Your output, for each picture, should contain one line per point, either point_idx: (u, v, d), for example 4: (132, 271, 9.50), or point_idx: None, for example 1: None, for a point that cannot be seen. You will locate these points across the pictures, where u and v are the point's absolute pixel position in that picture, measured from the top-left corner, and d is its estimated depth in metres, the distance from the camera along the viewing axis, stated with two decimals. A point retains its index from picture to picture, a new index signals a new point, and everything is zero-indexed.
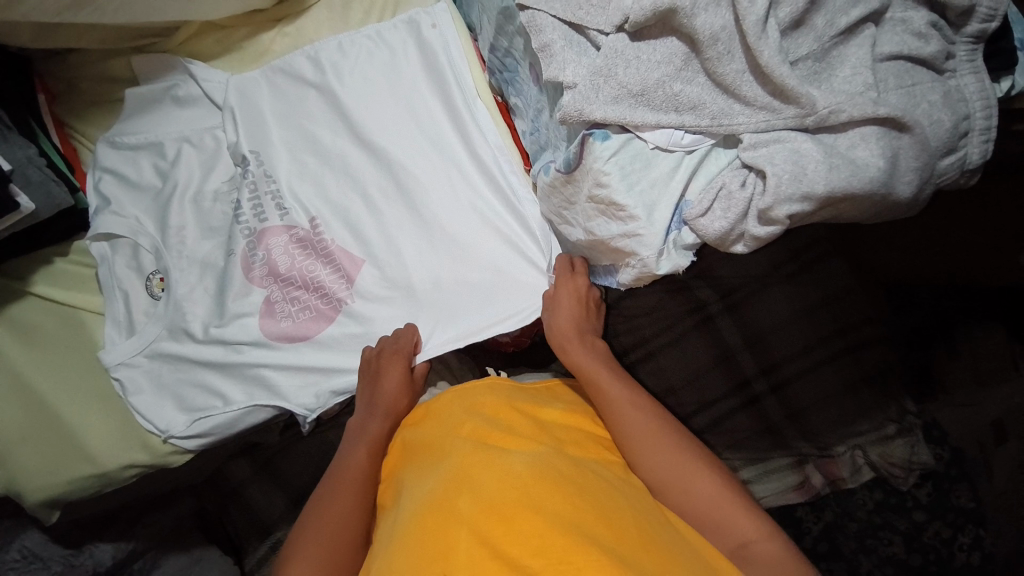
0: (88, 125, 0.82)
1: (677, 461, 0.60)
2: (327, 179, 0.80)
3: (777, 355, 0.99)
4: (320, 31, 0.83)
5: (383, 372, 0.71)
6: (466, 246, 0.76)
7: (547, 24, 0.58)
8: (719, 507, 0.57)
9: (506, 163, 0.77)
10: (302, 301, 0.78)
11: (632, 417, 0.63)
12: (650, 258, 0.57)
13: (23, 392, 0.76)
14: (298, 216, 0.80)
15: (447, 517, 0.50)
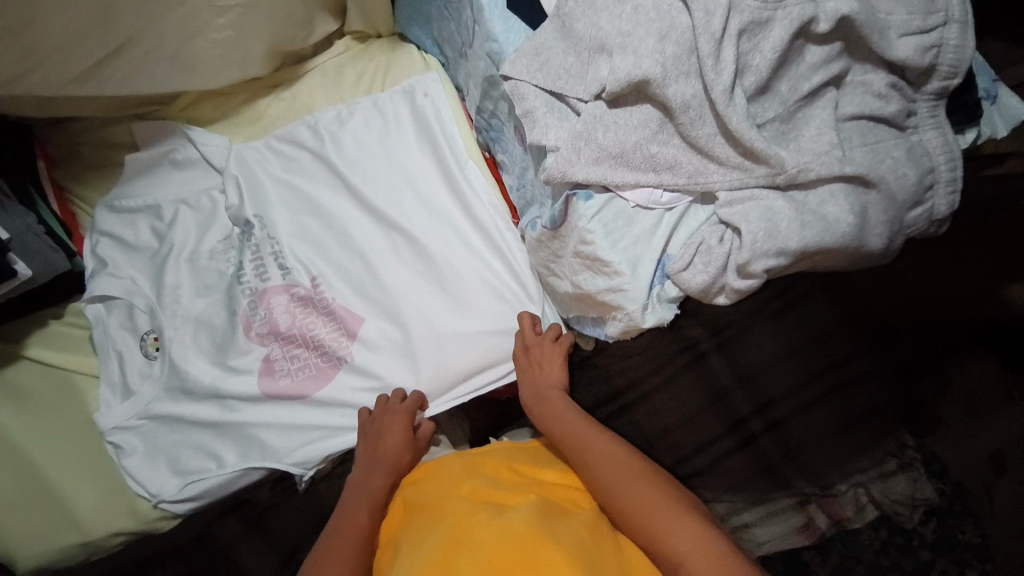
0: (87, 190, 0.85)
1: (657, 507, 0.61)
2: (327, 239, 0.85)
3: (771, 393, 0.95)
4: (315, 96, 0.87)
5: (386, 430, 0.74)
6: (465, 303, 0.81)
7: (530, 92, 0.60)
8: (703, 552, 0.56)
9: (499, 215, 0.82)
10: (303, 358, 0.82)
11: (610, 466, 0.65)
12: (636, 311, 0.59)
13: (14, 458, 0.75)
14: (299, 276, 0.84)
15: None
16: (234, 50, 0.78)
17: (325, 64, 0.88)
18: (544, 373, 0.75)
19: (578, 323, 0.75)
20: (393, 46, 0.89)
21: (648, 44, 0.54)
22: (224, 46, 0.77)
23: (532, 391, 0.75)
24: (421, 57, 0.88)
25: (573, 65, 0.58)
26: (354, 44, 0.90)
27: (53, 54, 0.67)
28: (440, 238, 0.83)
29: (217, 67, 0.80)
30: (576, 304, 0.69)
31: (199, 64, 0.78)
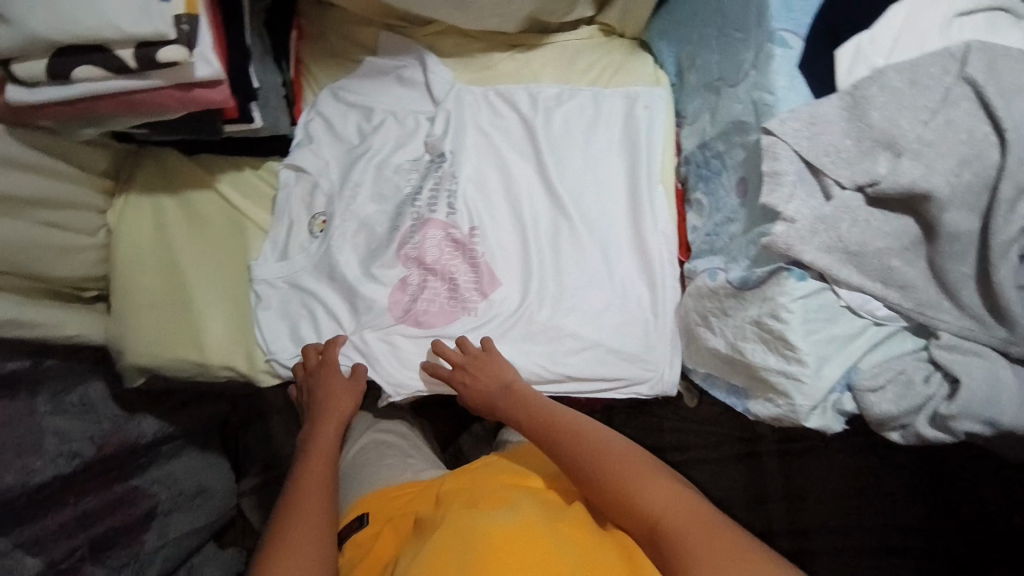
0: (320, 72, 0.90)
1: (635, 478, 0.64)
2: (497, 199, 0.88)
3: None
4: (545, 68, 0.88)
5: (326, 387, 0.80)
6: (604, 309, 0.85)
7: (786, 155, 0.57)
8: (677, 508, 0.61)
9: (667, 249, 0.85)
10: (433, 291, 0.85)
11: (594, 446, 0.69)
12: (802, 409, 0.57)
13: (170, 268, 0.82)
14: (461, 220, 0.86)
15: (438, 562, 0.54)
16: (505, 6, 0.80)
17: (565, 42, 0.88)
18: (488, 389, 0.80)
19: (704, 380, 0.78)
20: (631, 50, 0.88)
21: (946, 163, 0.51)
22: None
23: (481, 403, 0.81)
24: (654, 69, 0.86)
25: (848, 149, 0.55)
26: (598, 34, 0.89)
27: None
28: (600, 249, 0.86)
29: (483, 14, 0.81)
30: (715, 361, 0.72)
31: (470, 5, 0.79)
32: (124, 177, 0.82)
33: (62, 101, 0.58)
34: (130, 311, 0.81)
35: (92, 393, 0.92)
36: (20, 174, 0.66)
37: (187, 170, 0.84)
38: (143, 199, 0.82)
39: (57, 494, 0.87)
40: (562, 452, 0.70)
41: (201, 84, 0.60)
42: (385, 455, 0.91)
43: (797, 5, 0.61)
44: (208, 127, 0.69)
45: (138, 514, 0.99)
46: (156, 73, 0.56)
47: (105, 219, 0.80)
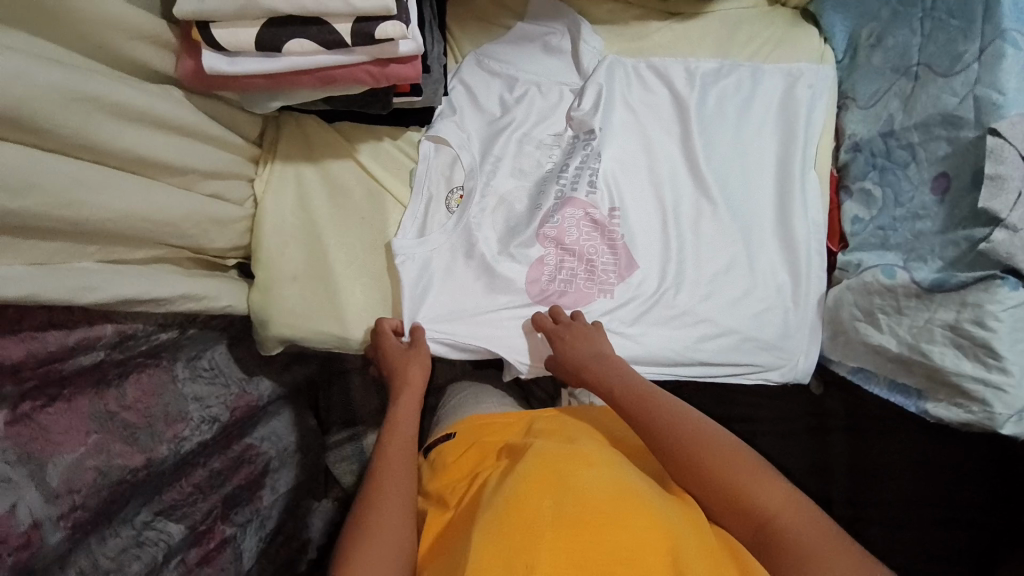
0: (463, 37, 0.88)
1: (742, 474, 0.58)
2: (638, 177, 0.82)
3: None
4: (704, 39, 0.84)
5: (399, 368, 0.77)
6: (745, 291, 0.79)
7: (1013, 159, 0.58)
8: (786, 507, 0.55)
9: (816, 238, 0.79)
10: (570, 269, 0.80)
11: (686, 431, 0.62)
12: (1002, 415, 0.58)
13: (312, 239, 0.81)
14: (600, 200, 0.80)
15: (527, 522, 0.49)
16: None
17: (728, 11, 0.85)
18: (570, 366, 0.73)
19: (856, 375, 0.76)
20: (793, 24, 0.84)
21: None
22: None
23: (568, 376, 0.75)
24: (821, 44, 0.82)
25: None
26: (761, 4, 0.86)
27: None
28: (741, 231, 0.80)
29: None
30: (873, 358, 0.71)
31: None
32: (268, 146, 0.81)
33: (258, 74, 0.54)
34: (272, 281, 0.79)
35: (218, 357, 0.85)
36: (195, 143, 0.60)
37: (328, 138, 0.82)
38: (286, 169, 0.81)
39: (192, 458, 0.81)
40: (658, 427, 0.63)
41: (398, 58, 0.57)
42: (461, 410, 0.86)
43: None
44: (380, 101, 0.66)
45: (255, 472, 0.93)
46: (365, 46, 0.53)
47: (252, 188, 0.79)
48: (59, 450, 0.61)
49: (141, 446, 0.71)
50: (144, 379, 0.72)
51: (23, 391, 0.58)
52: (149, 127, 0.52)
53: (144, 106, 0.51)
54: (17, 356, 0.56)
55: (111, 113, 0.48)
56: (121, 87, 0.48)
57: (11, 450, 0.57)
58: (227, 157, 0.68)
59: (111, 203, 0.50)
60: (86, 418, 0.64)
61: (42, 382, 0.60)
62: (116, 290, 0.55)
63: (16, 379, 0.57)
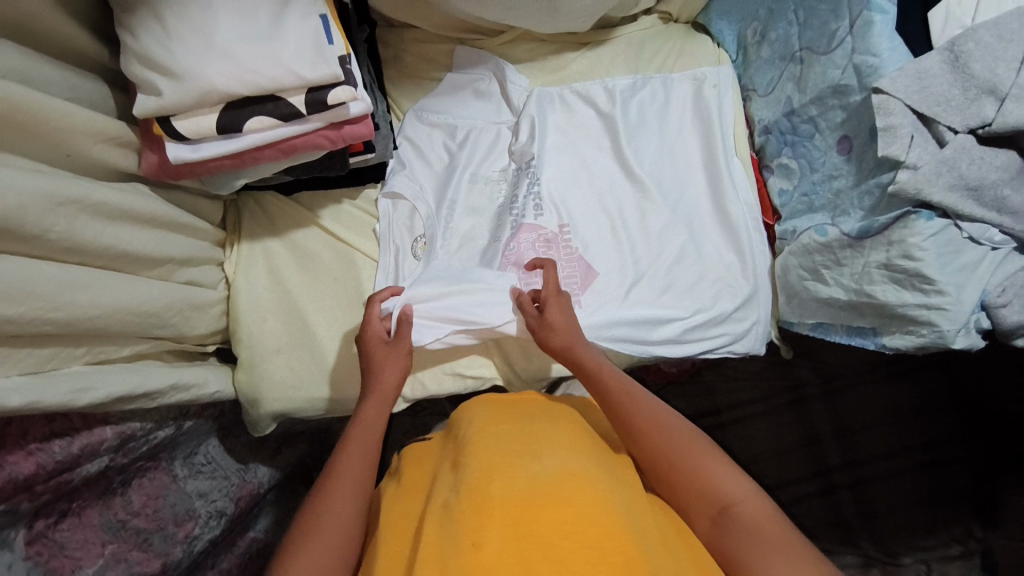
0: (402, 96, 0.93)
1: (707, 462, 0.62)
2: (588, 198, 0.88)
3: (863, 452, 1.09)
4: (617, 63, 0.92)
5: (375, 363, 0.74)
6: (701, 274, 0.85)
7: (899, 109, 0.64)
8: (750, 497, 0.59)
9: (752, 216, 0.86)
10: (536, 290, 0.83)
11: (658, 422, 0.66)
12: (949, 332, 0.65)
13: (290, 310, 0.83)
14: (549, 219, 0.85)
15: (479, 502, 0.51)
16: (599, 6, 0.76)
17: (631, 34, 0.93)
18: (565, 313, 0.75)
19: (815, 330, 0.82)
20: (688, 35, 0.94)
21: None
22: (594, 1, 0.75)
23: (564, 340, 0.73)
24: (716, 50, 0.92)
25: (955, 97, 0.63)
26: (658, 23, 0.94)
27: None
28: (684, 222, 0.87)
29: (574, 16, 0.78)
30: (827, 311, 0.77)
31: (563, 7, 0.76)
32: (232, 229, 0.84)
33: (224, 155, 0.58)
34: (257, 357, 0.81)
35: (213, 451, 0.85)
36: (171, 234, 0.63)
37: (288, 210, 0.85)
38: (252, 247, 0.83)
39: (201, 558, 0.82)
40: (634, 416, 0.66)
41: (351, 119, 0.61)
42: None
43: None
44: (337, 162, 0.70)
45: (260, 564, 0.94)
46: (320, 113, 0.58)
47: (223, 271, 0.82)
48: (79, 566, 0.63)
49: (155, 550, 0.72)
50: (147, 483, 0.73)
51: (35, 506, 0.57)
52: (128, 223, 0.54)
53: (123, 203, 0.53)
54: (29, 470, 0.54)
55: (94, 213, 0.50)
56: (99, 188, 0.50)
57: (34, 570, 0.58)
58: (198, 244, 0.70)
59: (100, 300, 0.51)
60: (97, 530, 0.65)
61: (54, 497, 0.59)
62: (110, 387, 0.55)
63: (31, 495, 0.56)
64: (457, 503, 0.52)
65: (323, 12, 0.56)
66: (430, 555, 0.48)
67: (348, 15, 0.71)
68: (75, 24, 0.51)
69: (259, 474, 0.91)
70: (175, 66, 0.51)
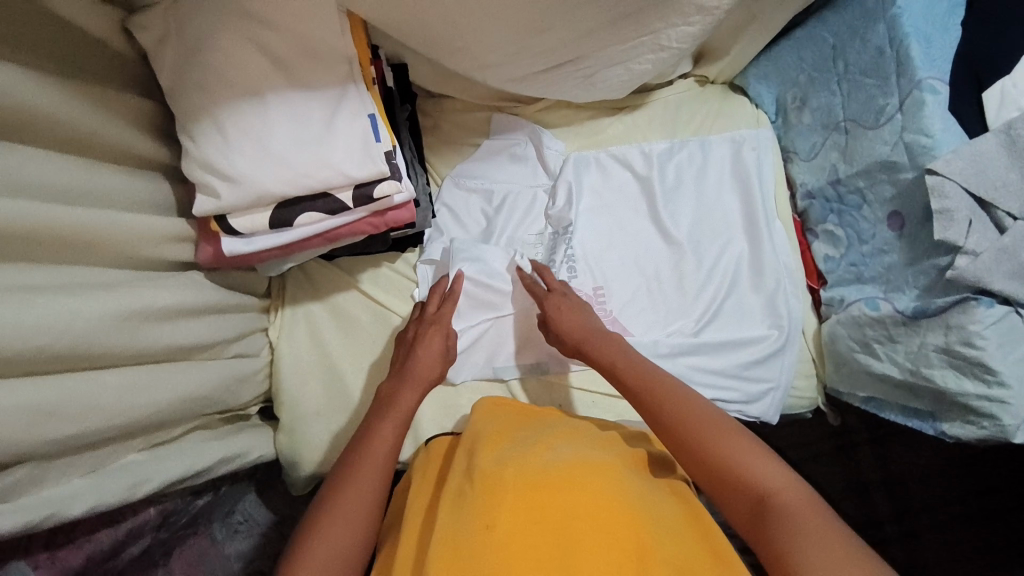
0: (438, 160, 0.93)
1: (740, 448, 0.57)
2: (626, 258, 0.87)
3: (913, 505, 1.04)
4: (653, 127, 0.92)
5: (421, 357, 0.72)
6: (743, 341, 0.82)
7: (955, 192, 0.62)
8: (787, 486, 0.54)
9: (793, 282, 0.85)
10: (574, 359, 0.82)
11: (686, 407, 0.61)
12: (1013, 427, 0.61)
13: (329, 373, 0.84)
14: (583, 282, 0.85)
15: (492, 490, 0.52)
16: (636, 80, 0.76)
17: (668, 98, 0.93)
18: (578, 310, 0.74)
19: (867, 404, 0.79)
20: (726, 97, 0.93)
21: None
22: (632, 75, 0.74)
23: (578, 336, 0.71)
24: (754, 112, 0.91)
25: (1015, 181, 0.61)
26: (694, 85, 0.94)
27: (499, 59, 0.68)
28: (722, 288, 0.85)
29: (612, 90, 0.78)
30: (880, 386, 0.75)
31: (599, 84, 0.75)
32: (276, 294, 0.86)
33: (276, 247, 0.60)
34: (298, 420, 0.83)
35: (250, 508, 0.92)
36: (222, 315, 0.66)
37: (330, 275, 0.87)
38: (295, 311, 0.86)
39: None
40: (661, 403, 0.62)
41: (395, 206, 0.63)
42: None
43: (936, 54, 0.68)
44: (380, 238, 0.71)
45: None
46: (366, 206, 0.59)
47: (267, 336, 0.84)
48: None
49: None
50: (186, 549, 0.79)
51: None
52: (185, 317, 0.57)
53: (182, 302, 0.56)
54: (79, 563, 0.58)
55: (155, 318, 0.52)
56: (159, 291, 0.53)
57: None
58: (246, 318, 0.73)
59: (155, 399, 0.53)
60: None
61: None
62: (163, 475, 0.57)
63: None
64: (469, 486, 0.54)
65: (373, 112, 0.58)
66: (444, 538, 0.50)
67: (390, 97, 0.73)
68: (142, 133, 0.54)
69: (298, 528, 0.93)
70: (233, 172, 0.53)
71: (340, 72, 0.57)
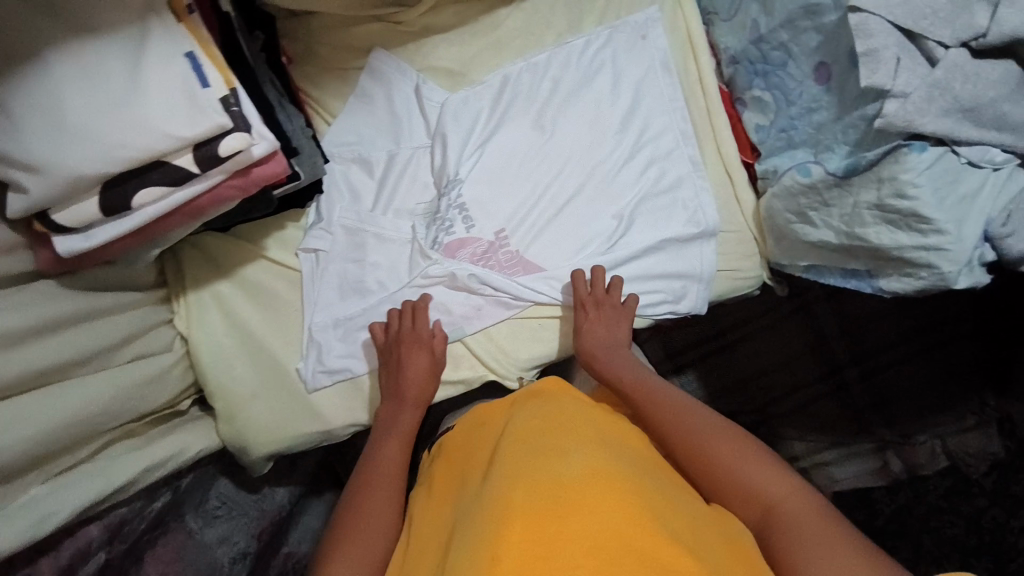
0: (327, 97, 0.81)
1: (743, 454, 0.59)
2: (527, 185, 0.82)
3: (871, 346, 1.05)
4: (554, 10, 0.82)
5: (405, 376, 0.74)
6: (664, 240, 0.80)
7: (881, 29, 0.55)
8: (793, 493, 0.56)
9: (699, 175, 0.82)
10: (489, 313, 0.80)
11: (691, 422, 0.62)
12: (951, 273, 0.58)
13: (257, 352, 0.79)
14: (483, 229, 0.81)
15: (507, 512, 0.48)
16: None
17: None
18: (610, 310, 0.75)
19: (808, 273, 0.76)
20: None
21: None
22: None
23: (602, 343, 0.73)
24: None
25: (943, 7, 0.54)
26: None
27: None
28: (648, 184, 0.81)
29: None
30: (818, 253, 0.72)
31: None
32: (172, 280, 0.77)
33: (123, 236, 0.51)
34: (235, 408, 0.78)
35: (225, 491, 0.87)
36: (92, 328, 0.63)
37: (228, 248, 0.78)
38: (200, 294, 0.77)
39: None
40: (668, 414, 0.64)
41: (257, 162, 0.54)
42: None
43: None
44: (263, 199, 0.63)
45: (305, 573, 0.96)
46: (217, 167, 0.50)
47: (175, 327, 0.76)
48: None
49: None
50: (161, 551, 0.78)
51: None
52: (21, 345, 0.54)
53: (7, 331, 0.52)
54: None
55: None
56: None
57: None
58: (130, 317, 0.68)
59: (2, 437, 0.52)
60: None
61: None
62: (67, 504, 0.61)
63: None
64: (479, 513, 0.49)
65: (189, 49, 0.48)
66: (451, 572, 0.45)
67: (229, 31, 0.60)
68: None
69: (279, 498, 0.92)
70: (31, 158, 0.44)
71: (134, 8, 0.47)
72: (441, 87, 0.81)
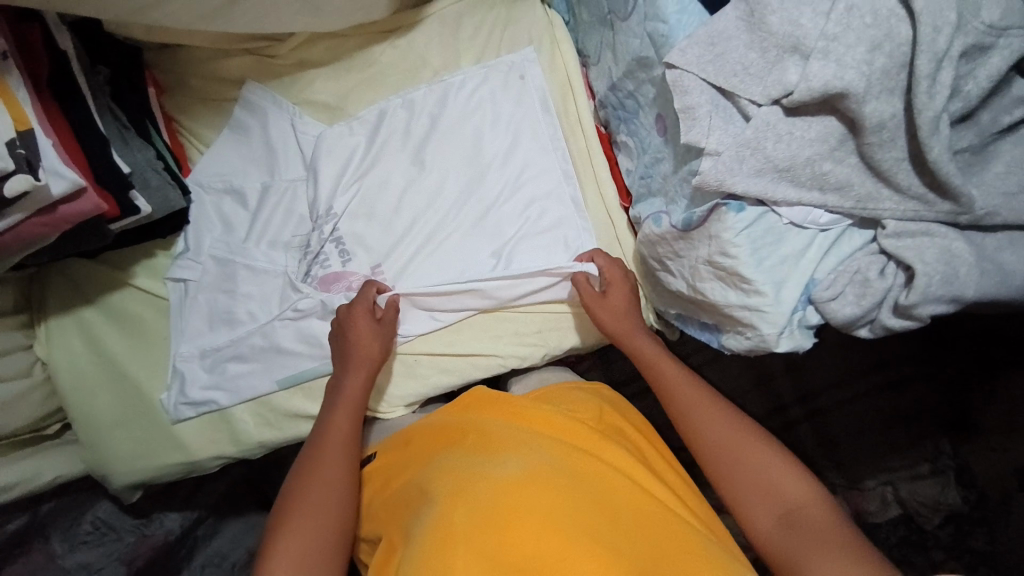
0: (198, 125, 0.83)
1: (758, 453, 0.59)
2: (404, 219, 0.80)
3: (814, 383, 0.96)
4: (429, 48, 0.82)
5: (348, 341, 0.71)
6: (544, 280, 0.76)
7: (695, 86, 0.53)
8: (810, 500, 0.56)
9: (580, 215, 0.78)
10: None
11: (709, 417, 0.62)
12: (771, 336, 0.56)
13: (118, 380, 0.78)
14: (360, 263, 0.79)
15: (447, 534, 0.52)
16: None
17: (446, 10, 0.82)
18: (633, 292, 0.72)
19: (677, 320, 0.74)
20: None
21: (857, 53, 0.46)
22: None
23: (619, 320, 0.71)
24: (544, 10, 0.82)
25: (754, 62, 0.51)
26: None
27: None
28: (524, 223, 0.79)
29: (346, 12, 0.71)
30: (679, 302, 0.70)
31: (325, 8, 0.68)
32: (38, 306, 0.78)
33: None
34: (95, 437, 0.78)
35: (101, 516, 0.87)
36: None
37: (98, 276, 0.79)
38: (66, 321, 0.78)
39: None
40: (688, 404, 0.64)
41: (64, 199, 0.54)
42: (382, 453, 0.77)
43: None
44: (95, 234, 0.62)
45: None
46: (10, 208, 0.51)
47: (36, 354, 0.77)
48: None
49: None
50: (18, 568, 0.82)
51: None
52: None
53: None
54: None
55: None
56: None
57: None
58: None
59: None
60: None
61: None
62: None
63: None
64: (427, 529, 0.53)
65: None
66: None
67: (65, 66, 0.62)
68: None
69: (167, 523, 0.90)
70: None
71: None
72: (318, 121, 0.82)
